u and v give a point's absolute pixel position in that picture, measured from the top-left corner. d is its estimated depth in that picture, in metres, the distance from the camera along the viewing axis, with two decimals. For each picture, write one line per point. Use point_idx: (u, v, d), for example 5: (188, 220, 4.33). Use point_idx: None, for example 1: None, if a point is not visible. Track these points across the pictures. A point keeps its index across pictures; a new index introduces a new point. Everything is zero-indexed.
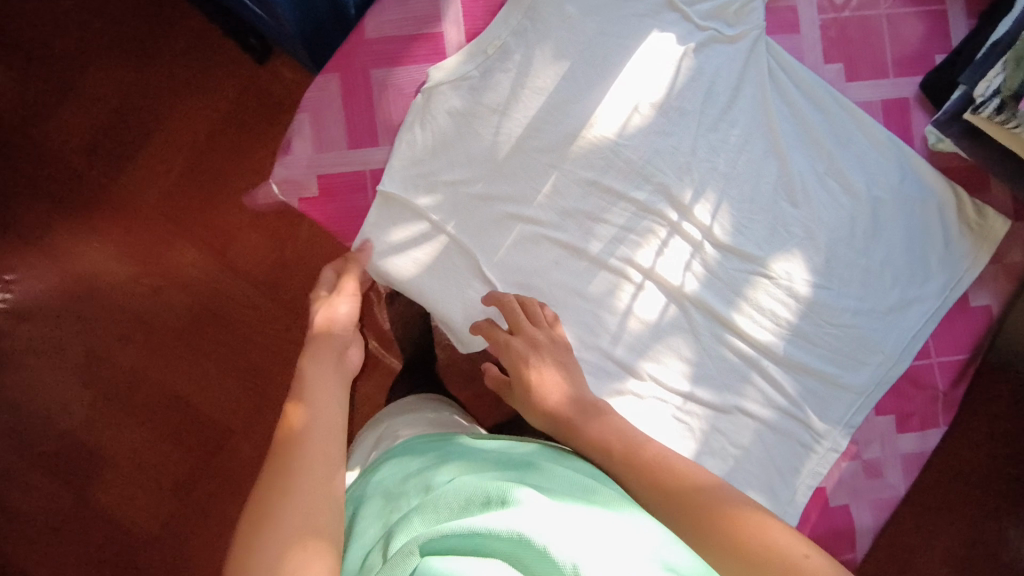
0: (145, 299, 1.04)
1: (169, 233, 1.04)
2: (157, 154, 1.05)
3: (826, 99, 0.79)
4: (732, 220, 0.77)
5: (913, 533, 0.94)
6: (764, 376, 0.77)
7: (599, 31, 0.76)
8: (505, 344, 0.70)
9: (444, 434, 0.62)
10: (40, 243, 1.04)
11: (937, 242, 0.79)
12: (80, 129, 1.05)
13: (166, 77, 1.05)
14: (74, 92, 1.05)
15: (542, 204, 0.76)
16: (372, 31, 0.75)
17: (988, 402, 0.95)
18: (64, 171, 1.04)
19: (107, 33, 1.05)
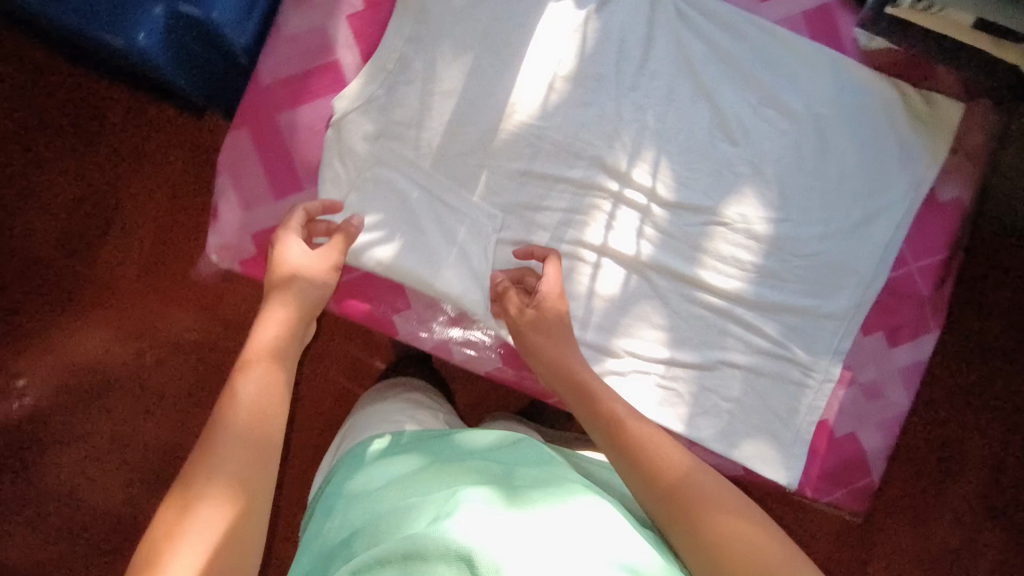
0: (150, 372, 1.03)
1: (159, 300, 1.03)
2: (115, 239, 1.03)
3: (744, 27, 0.75)
4: (675, 175, 0.75)
5: (947, 442, 0.90)
6: (740, 324, 0.75)
7: (495, 15, 0.73)
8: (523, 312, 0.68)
9: (423, 432, 0.62)
10: (38, 340, 1.03)
11: (891, 145, 0.75)
12: (38, 235, 1.02)
13: (109, 150, 1.02)
14: (27, 187, 1.02)
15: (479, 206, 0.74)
16: (267, 77, 0.73)
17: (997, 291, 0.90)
18: (41, 266, 1.02)
19: (37, 120, 1.02)
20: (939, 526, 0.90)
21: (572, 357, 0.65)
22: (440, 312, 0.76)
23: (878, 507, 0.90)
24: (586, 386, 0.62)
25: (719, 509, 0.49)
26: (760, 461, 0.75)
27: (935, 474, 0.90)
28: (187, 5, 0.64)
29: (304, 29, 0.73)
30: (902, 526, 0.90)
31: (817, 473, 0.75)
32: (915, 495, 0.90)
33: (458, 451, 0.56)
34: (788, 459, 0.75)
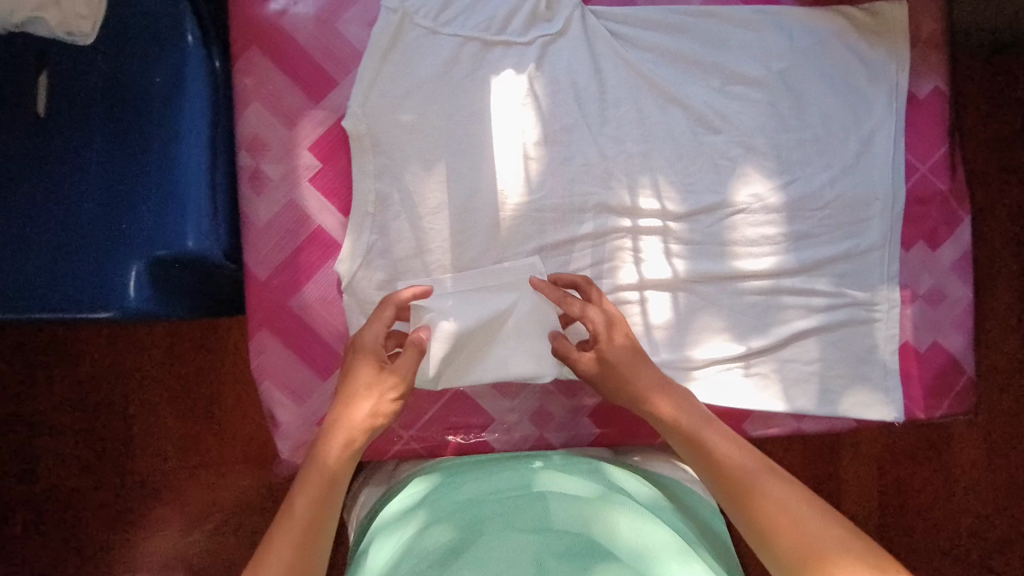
0: (240, 546, 0.96)
1: (218, 475, 0.97)
2: (154, 450, 0.97)
3: (679, 20, 0.75)
4: (676, 186, 0.75)
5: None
6: (793, 293, 0.76)
7: (447, 115, 0.71)
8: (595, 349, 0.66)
9: (576, 463, 0.66)
10: (116, 565, 0.95)
11: (858, 68, 0.76)
12: (72, 485, 0.95)
13: (106, 362, 0.96)
14: (40, 432, 0.95)
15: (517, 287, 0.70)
16: (261, 272, 0.70)
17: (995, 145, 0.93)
18: (87, 497, 0.95)
19: (23, 362, 0.95)
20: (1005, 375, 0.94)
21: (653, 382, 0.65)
22: (521, 409, 0.75)
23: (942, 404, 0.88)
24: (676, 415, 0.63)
25: (818, 549, 0.49)
26: (865, 407, 0.76)
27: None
28: (162, 248, 0.63)
29: (275, 211, 0.70)
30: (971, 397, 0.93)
31: (921, 394, 0.77)
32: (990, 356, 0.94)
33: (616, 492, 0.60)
34: (889, 393, 0.77)
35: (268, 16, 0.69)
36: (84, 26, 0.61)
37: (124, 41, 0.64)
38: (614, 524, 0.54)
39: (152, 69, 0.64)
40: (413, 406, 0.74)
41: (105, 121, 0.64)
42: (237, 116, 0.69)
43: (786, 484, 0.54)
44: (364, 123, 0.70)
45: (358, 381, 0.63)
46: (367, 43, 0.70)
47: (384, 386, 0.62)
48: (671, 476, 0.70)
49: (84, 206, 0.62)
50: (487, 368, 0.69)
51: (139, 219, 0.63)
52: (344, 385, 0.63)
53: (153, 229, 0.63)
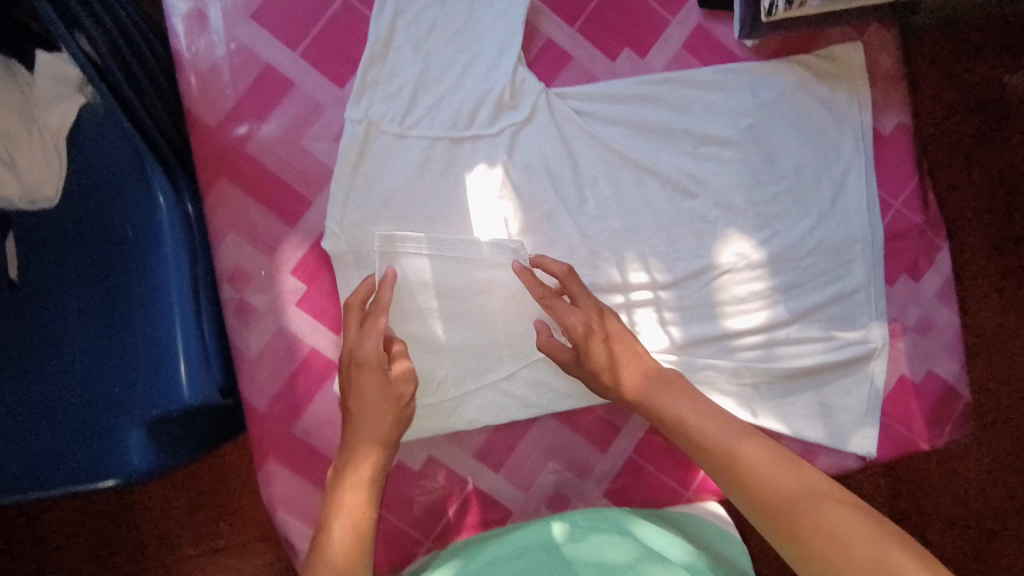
0: None
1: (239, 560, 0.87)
2: (162, 545, 0.86)
3: (643, 91, 0.75)
4: (661, 258, 0.75)
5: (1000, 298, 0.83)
6: (788, 343, 0.77)
7: (428, 219, 0.70)
8: (589, 336, 0.65)
9: (596, 520, 0.67)
10: None
11: (823, 115, 0.77)
12: None
13: None
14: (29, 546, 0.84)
15: (491, 278, 0.71)
16: (260, 403, 0.69)
17: None
18: None
19: None
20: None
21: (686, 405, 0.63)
22: (539, 497, 0.75)
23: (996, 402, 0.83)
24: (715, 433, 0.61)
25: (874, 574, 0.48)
26: (874, 445, 0.77)
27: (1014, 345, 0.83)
28: (158, 408, 0.61)
29: (266, 340, 0.69)
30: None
31: (922, 425, 0.79)
32: None
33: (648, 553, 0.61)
34: (893, 427, 0.78)
35: (231, 145, 0.67)
36: (47, 189, 0.60)
37: (91, 196, 0.62)
38: None
39: (122, 220, 0.63)
40: (430, 509, 0.73)
41: (84, 282, 0.62)
42: (214, 249, 0.68)
43: (835, 505, 0.53)
44: (344, 240, 0.68)
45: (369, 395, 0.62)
46: (337, 158, 0.68)
47: (398, 403, 0.63)
48: (696, 523, 0.72)
49: (75, 373, 0.61)
50: (476, 351, 0.71)
51: (134, 381, 0.62)
52: (356, 401, 0.62)
53: (149, 390, 0.62)
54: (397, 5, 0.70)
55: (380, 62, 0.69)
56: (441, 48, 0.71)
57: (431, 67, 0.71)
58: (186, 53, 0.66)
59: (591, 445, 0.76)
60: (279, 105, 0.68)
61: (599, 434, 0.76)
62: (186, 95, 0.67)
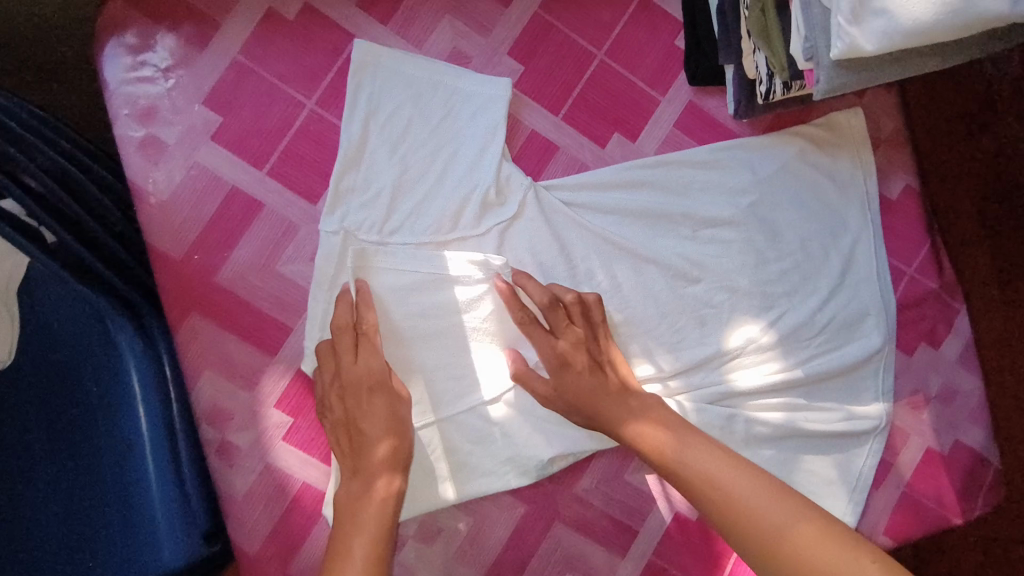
0: None
1: None
2: None
3: (636, 176, 0.70)
4: (665, 347, 0.70)
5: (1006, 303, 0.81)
6: (809, 431, 0.72)
7: (414, 322, 0.65)
8: (569, 360, 0.62)
9: None
10: None
11: (825, 187, 0.73)
12: None
13: None
14: None
15: (471, 302, 0.66)
16: (250, 545, 0.64)
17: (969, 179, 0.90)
18: None
19: None
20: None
21: (732, 473, 0.54)
22: None
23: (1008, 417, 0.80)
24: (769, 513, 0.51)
25: None
26: (903, 525, 0.73)
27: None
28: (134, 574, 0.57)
29: (252, 479, 0.64)
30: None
31: (956, 502, 0.74)
32: None
33: None
34: (926, 504, 0.74)
35: (202, 275, 0.63)
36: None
37: (54, 352, 0.58)
38: None
39: (87, 375, 0.58)
40: None
41: (47, 446, 0.57)
42: (191, 390, 0.63)
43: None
44: None
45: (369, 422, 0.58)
46: (315, 280, 0.64)
47: (399, 428, 0.59)
48: None
49: (40, 538, 0.56)
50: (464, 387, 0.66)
51: (105, 547, 0.57)
52: (359, 431, 0.58)
53: (123, 555, 0.57)
54: (369, 106, 0.65)
55: (354, 168, 0.65)
56: (419, 146, 0.66)
57: (409, 166, 0.66)
58: (147, 183, 0.62)
59: (608, 551, 0.71)
60: (249, 228, 0.64)
61: (614, 538, 0.71)
62: (150, 228, 0.62)
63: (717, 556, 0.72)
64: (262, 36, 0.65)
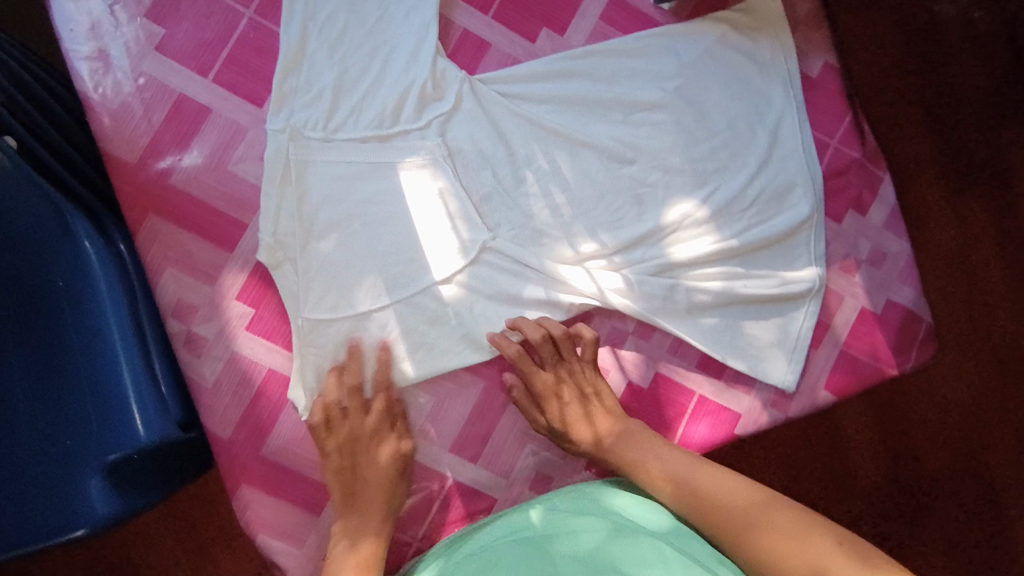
0: None
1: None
2: None
3: (567, 68, 0.74)
4: (606, 226, 0.74)
5: (904, 184, 0.95)
6: (745, 297, 0.76)
7: (363, 215, 0.69)
8: (555, 392, 0.72)
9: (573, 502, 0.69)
10: None
11: (747, 67, 0.77)
12: None
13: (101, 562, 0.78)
14: None
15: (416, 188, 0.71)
16: (223, 432, 0.69)
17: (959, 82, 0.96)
18: None
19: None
20: (979, 271, 0.96)
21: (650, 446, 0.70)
22: (520, 482, 0.74)
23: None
24: (726, 491, 0.65)
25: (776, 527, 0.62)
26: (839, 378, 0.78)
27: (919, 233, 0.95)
28: (114, 452, 0.61)
29: (222, 368, 0.68)
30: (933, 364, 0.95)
31: (891, 354, 0.78)
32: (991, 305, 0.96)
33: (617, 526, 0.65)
34: (862, 359, 0.78)
35: (156, 180, 0.66)
36: None
37: None
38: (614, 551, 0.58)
39: (48, 269, 0.61)
40: (415, 511, 0.73)
41: (16, 339, 0.60)
42: (157, 286, 0.67)
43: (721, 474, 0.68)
44: (279, 249, 0.68)
45: (368, 472, 0.68)
46: (264, 177, 0.67)
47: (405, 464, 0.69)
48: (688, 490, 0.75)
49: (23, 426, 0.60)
50: (409, 264, 0.70)
51: (83, 429, 0.61)
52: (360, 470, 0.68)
53: (100, 438, 0.61)
54: (306, 9, 0.68)
55: (296, 69, 0.68)
56: (357, 48, 0.69)
57: (349, 67, 0.69)
58: (96, 96, 0.65)
59: None
60: (200, 132, 0.67)
61: None
62: (103, 136, 0.66)
63: (669, 420, 0.77)
64: None
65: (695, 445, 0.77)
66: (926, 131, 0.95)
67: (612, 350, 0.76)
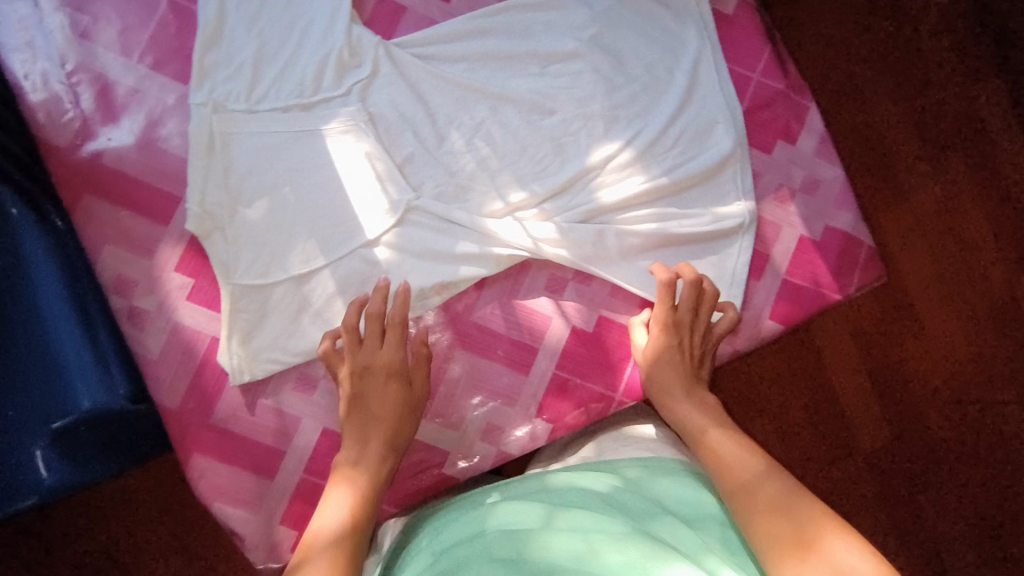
0: None
1: None
2: None
3: (479, 25, 0.76)
4: (532, 176, 0.75)
5: (880, 146, 0.99)
6: (678, 234, 0.76)
7: (293, 182, 0.71)
8: (679, 324, 0.72)
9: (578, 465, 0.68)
10: None
11: (659, 11, 0.78)
12: None
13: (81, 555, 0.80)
14: None
15: (342, 152, 0.73)
16: (172, 402, 0.70)
17: (903, 30, 1.00)
18: None
19: None
20: (968, 234, 0.99)
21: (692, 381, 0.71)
22: (470, 433, 0.75)
23: (859, 343, 0.99)
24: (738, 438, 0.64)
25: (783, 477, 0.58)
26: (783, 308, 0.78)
27: (896, 193, 0.99)
28: (58, 420, 0.63)
29: (164, 339, 0.70)
30: (912, 349, 0.98)
31: (833, 280, 0.79)
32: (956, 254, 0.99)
33: (590, 490, 0.59)
34: (805, 287, 0.79)
35: (87, 161, 0.69)
36: None
37: None
38: (566, 518, 0.53)
39: None
40: None
41: None
42: (96, 262, 0.70)
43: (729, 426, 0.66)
44: (208, 219, 0.70)
45: (374, 404, 0.67)
46: (192, 149, 0.70)
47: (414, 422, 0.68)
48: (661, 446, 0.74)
49: None
50: (339, 226, 0.72)
51: (27, 399, 0.63)
52: (376, 405, 0.67)
53: (46, 408, 0.63)
54: None
55: (216, 45, 0.71)
56: (274, 23, 0.72)
57: (268, 40, 0.72)
58: (28, 86, 0.69)
59: (513, 371, 0.75)
60: (128, 112, 0.70)
61: (517, 358, 0.75)
62: (34, 123, 0.69)
63: (616, 365, 0.77)
64: None
65: None
66: (878, 82, 1.00)
67: (553, 298, 0.76)
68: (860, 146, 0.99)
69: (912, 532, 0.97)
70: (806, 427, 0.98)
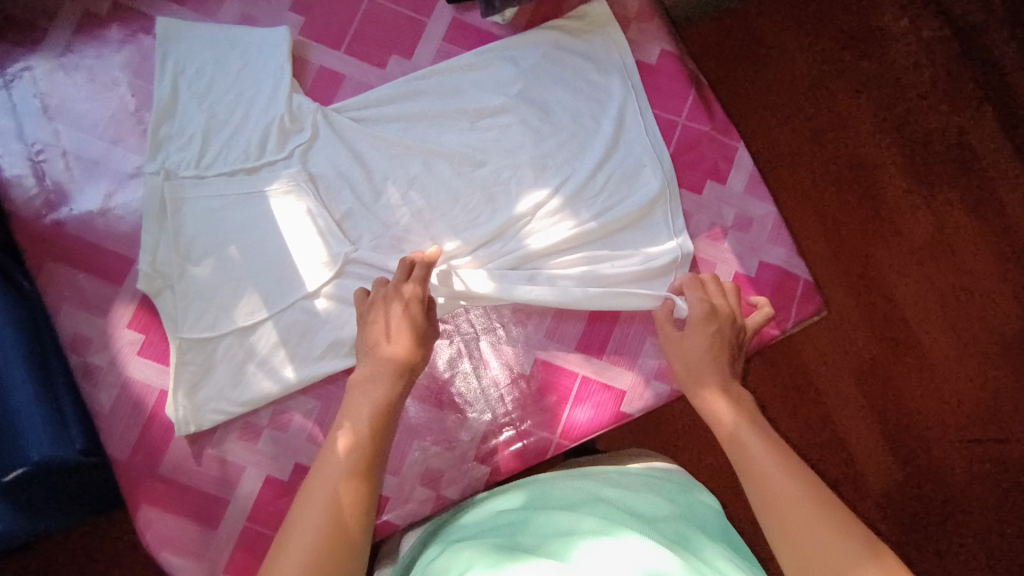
0: None
1: None
2: None
3: (413, 87, 0.81)
4: (465, 225, 0.79)
5: (866, 173, 1.08)
6: (609, 275, 0.78)
7: (239, 238, 0.76)
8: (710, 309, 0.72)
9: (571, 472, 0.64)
10: None
11: (583, 65, 0.83)
12: None
13: None
14: None
15: (285, 210, 0.77)
16: (122, 453, 0.73)
17: (868, 71, 1.09)
18: None
19: None
20: (961, 253, 1.07)
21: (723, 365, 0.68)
22: (409, 479, 0.75)
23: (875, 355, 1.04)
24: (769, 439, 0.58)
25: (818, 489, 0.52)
26: None
27: (886, 215, 1.07)
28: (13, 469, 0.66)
29: (114, 393, 0.74)
30: (924, 361, 1.04)
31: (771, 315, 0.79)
32: (947, 271, 1.06)
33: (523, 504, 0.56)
34: None
35: (50, 229, 0.75)
36: None
37: None
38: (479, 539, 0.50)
39: None
40: None
41: None
42: (54, 322, 0.74)
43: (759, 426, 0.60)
44: (158, 277, 0.74)
45: (389, 333, 0.65)
46: (146, 214, 0.76)
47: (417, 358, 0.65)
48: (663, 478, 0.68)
49: None
50: (279, 279, 0.76)
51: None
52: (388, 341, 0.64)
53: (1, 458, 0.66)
54: (175, 69, 0.78)
55: (169, 119, 0.78)
56: (222, 94, 0.79)
57: (216, 112, 0.78)
58: None
59: (451, 414, 0.77)
60: (89, 183, 0.77)
61: (455, 402, 0.77)
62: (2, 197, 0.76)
63: (554, 407, 0.77)
64: (81, 33, 0.80)
65: (583, 427, 0.77)
66: (857, 115, 1.09)
67: (489, 343, 0.78)
68: (843, 171, 1.08)
69: (926, 546, 1.02)
70: (824, 449, 1.03)
